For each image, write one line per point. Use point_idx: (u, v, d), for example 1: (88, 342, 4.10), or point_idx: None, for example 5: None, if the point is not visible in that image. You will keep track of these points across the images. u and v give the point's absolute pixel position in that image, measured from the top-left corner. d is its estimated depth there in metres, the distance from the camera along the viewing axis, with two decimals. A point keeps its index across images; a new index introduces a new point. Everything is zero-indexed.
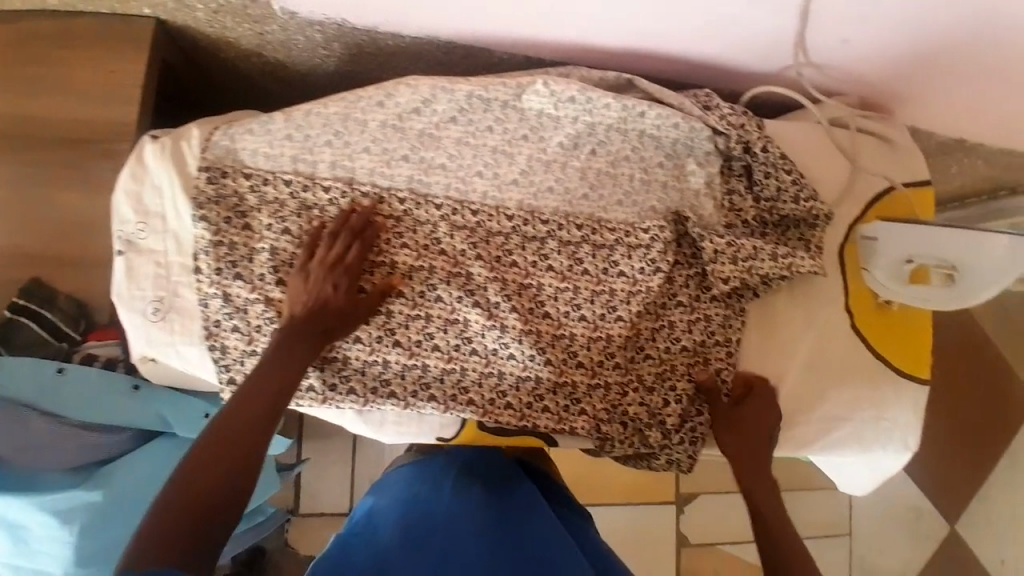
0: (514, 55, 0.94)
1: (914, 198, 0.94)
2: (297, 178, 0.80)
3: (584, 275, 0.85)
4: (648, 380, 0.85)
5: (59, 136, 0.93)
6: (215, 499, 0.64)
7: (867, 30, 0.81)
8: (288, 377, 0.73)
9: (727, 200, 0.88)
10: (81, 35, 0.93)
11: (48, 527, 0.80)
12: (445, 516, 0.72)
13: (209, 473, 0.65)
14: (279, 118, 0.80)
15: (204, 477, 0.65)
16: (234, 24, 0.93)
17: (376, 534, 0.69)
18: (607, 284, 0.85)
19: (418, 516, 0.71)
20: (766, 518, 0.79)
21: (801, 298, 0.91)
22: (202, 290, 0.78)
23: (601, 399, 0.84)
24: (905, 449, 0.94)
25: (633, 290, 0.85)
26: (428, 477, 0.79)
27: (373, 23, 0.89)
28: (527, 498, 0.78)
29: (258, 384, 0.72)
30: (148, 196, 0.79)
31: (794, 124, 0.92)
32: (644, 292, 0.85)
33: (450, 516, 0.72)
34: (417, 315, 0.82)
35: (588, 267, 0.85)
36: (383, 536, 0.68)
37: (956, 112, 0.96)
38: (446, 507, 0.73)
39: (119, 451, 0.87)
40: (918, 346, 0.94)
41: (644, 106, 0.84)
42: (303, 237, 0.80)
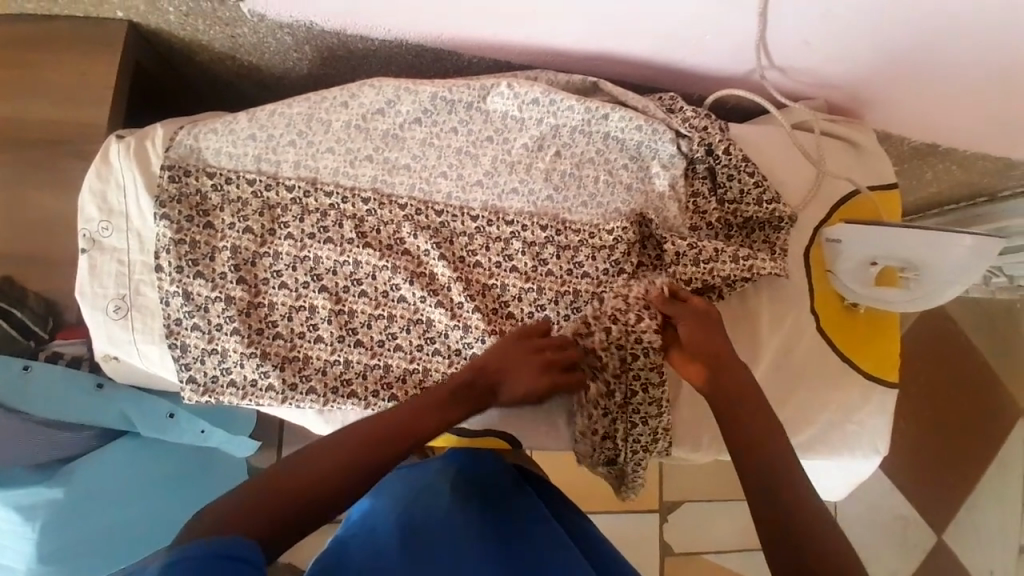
0: (482, 57, 0.95)
1: (880, 201, 0.95)
2: (260, 177, 0.81)
3: (549, 277, 0.85)
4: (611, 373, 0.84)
5: (29, 135, 0.94)
6: (299, 500, 0.59)
7: (825, 34, 0.82)
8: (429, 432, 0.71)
9: (691, 202, 0.88)
10: (55, 36, 0.94)
11: (12, 523, 0.82)
12: (443, 515, 0.71)
13: (305, 475, 0.61)
14: (243, 118, 0.81)
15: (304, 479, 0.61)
16: (205, 27, 0.94)
17: (374, 530, 0.67)
18: (575, 284, 0.86)
19: (416, 514, 0.70)
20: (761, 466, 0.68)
21: (769, 299, 0.90)
22: (163, 288, 0.78)
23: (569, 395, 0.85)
24: (875, 454, 0.93)
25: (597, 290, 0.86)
26: (422, 477, 0.78)
27: (341, 26, 0.90)
28: (523, 502, 0.78)
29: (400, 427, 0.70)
30: (113, 195, 0.79)
31: (759, 127, 0.93)
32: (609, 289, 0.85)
33: (448, 516, 0.71)
34: (380, 314, 0.82)
35: (555, 268, 0.86)
36: (382, 533, 0.67)
37: (921, 116, 0.97)
38: (443, 508, 0.72)
39: (84, 449, 0.88)
40: (886, 348, 0.94)
41: (607, 108, 0.85)
42: (264, 236, 0.81)
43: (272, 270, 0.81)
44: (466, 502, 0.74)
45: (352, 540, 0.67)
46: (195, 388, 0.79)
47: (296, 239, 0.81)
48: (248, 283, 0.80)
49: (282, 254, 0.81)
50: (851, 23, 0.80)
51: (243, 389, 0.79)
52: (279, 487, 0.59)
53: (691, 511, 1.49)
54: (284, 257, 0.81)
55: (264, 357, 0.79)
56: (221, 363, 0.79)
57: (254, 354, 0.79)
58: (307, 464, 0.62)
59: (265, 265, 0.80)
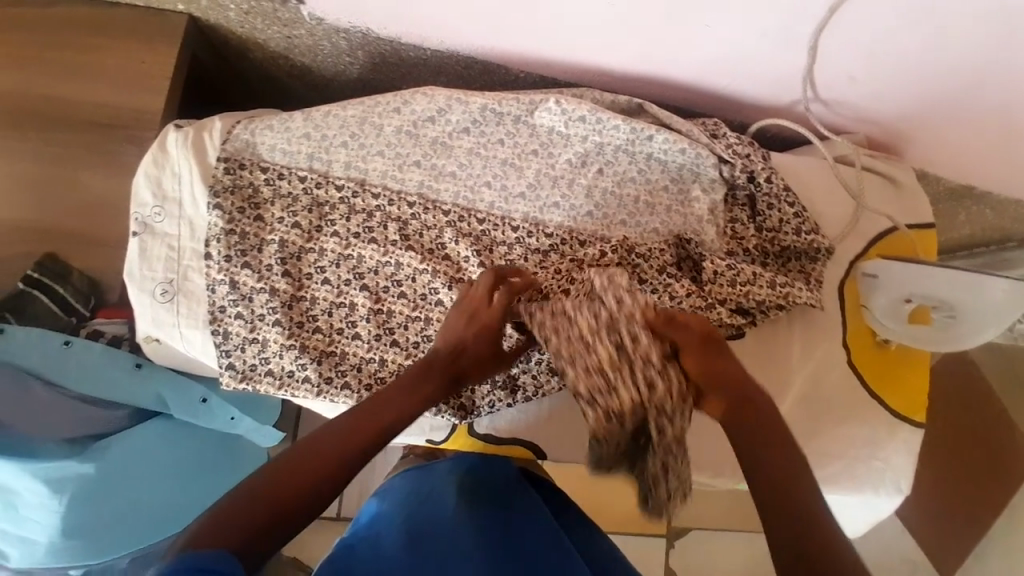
0: (529, 73, 0.98)
1: (917, 239, 0.95)
2: (311, 175, 0.83)
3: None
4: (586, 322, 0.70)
5: (87, 118, 0.97)
6: (295, 493, 0.59)
7: (873, 71, 0.83)
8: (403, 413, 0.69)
9: (729, 227, 0.89)
10: (119, 24, 0.98)
11: (37, 494, 0.83)
12: (450, 524, 0.71)
13: (286, 483, 0.59)
14: (298, 117, 0.83)
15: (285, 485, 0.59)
16: (264, 26, 0.97)
17: (380, 532, 0.69)
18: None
19: (422, 521, 0.71)
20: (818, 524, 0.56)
21: (801, 330, 0.91)
22: (211, 276, 0.80)
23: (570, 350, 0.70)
24: (897, 492, 0.93)
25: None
26: (428, 481, 0.79)
27: (396, 34, 0.93)
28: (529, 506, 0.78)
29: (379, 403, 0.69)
30: (167, 181, 0.82)
31: (800, 158, 0.94)
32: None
33: (455, 525, 0.70)
34: (417, 316, 0.83)
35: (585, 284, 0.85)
36: (387, 538, 0.68)
37: (961, 159, 0.97)
38: (452, 516, 0.72)
39: (115, 427, 0.90)
40: (915, 388, 0.94)
41: (652, 129, 0.87)
42: (310, 232, 0.82)
43: (316, 265, 0.82)
44: (471, 505, 0.75)
45: (360, 542, 0.68)
46: (233, 374, 0.80)
47: (341, 237, 0.83)
48: (292, 277, 0.81)
49: (327, 251, 0.83)
50: (898, 64, 0.81)
51: (279, 380, 0.81)
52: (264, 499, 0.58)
53: (699, 538, 1.47)
54: (328, 254, 0.83)
55: (302, 349, 0.81)
56: (261, 352, 0.81)
57: (293, 346, 0.80)
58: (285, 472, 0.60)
59: (309, 260, 0.82)
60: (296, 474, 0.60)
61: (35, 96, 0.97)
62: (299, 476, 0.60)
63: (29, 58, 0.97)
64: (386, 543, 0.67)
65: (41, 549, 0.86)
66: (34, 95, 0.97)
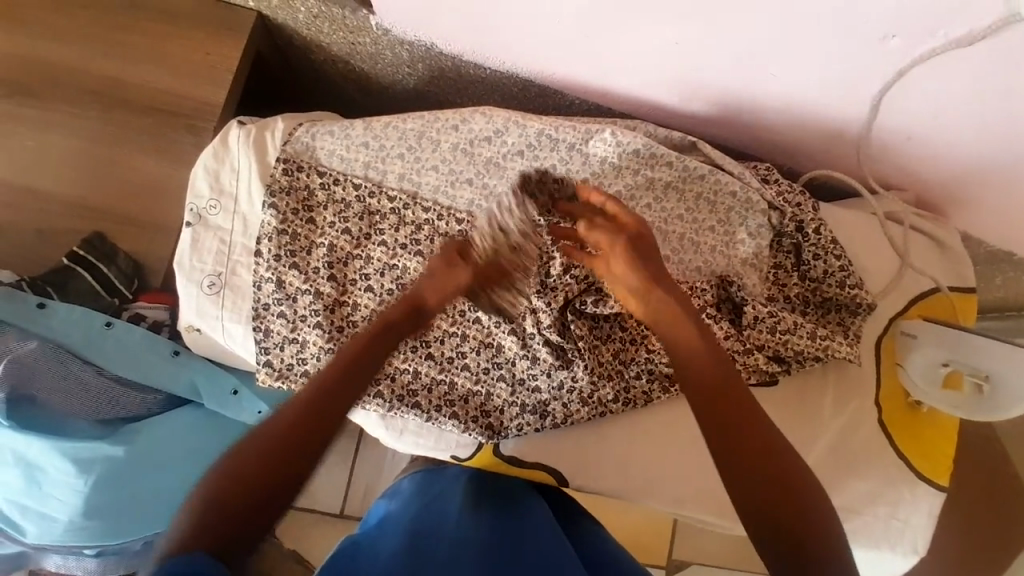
0: (584, 100, 0.99)
1: (957, 302, 0.94)
2: (365, 184, 0.84)
3: (610, 326, 0.86)
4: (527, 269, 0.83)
5: (147, 103, 0.98)
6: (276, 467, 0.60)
7: (931, 131, 0.83)
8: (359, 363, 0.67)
9: (772, 273, 0.89)
10: (190, 13, 1.00)
11: (63, 472, 0.85)
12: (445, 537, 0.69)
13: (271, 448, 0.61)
14: (359, 125, 0.85)
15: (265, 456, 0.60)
16: (330, 31, 0.99)
17: (377, 537, 0.70)
18: (636, 341, 0.86)
19: (422, 530, 0.70)
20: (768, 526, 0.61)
21: (835, 383, 0.90)
22: (259, 273, 0.82)
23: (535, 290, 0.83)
24: (912, 554, 0.91)
25: (651, 369, 0.86)
26: (433, 491, 0.80)
27: (459, 50, 0.95)
28: (534, 523, 0.75)
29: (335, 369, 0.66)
30: (225, 175, 0.83)
31: (846, 210, 0.94)
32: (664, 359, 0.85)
33: (450, 538, 0.68)
34: (454, 332, 0.85)
35: (622, 318, 0.86)
36: (383, 543, 0.68)
37: (1009, 226, 0.96)
38: (449, 530, 0.70)
39: (148, 411, 0.91)
40: (941, 452, 0.92)
41: (706, 168, 0.88)
42: (359, 239, 0.84)
43: (361, 272, 0.83)
44: (472, 516, 0.74)
45: (365, 542, 0.69)
46: (270, 372, 0.82)
47: (388, 247, 0.84)
48: (338, 281, 0.83)
49: (373, 258, 0.84)
50: (955, 127, 0.81)
51: None
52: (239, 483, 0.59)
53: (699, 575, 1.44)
54: (374, 262, 0.84)
55: None
56: (299, 353, 0.82)
57: (332, 349, 0.81)
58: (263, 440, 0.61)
59: (355, 267, 0.83)
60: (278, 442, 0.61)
61: (101, 76, 0.99)
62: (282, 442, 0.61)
63: (99, 40, 0.99)
64: (386, 542, 0.67)
65: (62, 527, 0.87)
66: (98, 76, 0.99)
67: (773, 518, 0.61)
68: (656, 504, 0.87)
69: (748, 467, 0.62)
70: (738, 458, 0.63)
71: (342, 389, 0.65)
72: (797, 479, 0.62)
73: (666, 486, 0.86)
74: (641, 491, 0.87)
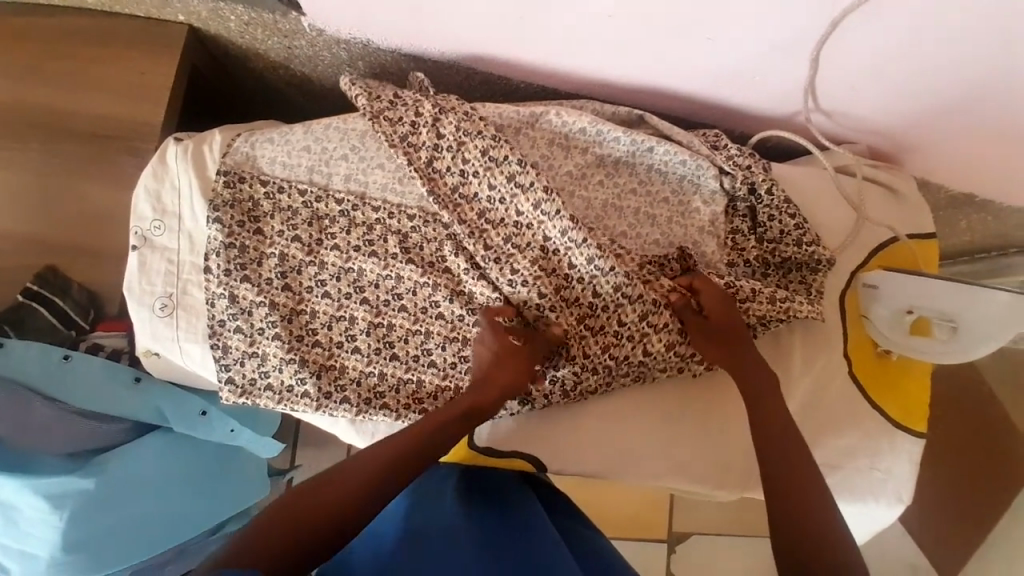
0: (529, 84, 0.98)
1: (919, 251, 0.94)
2: (311, 189, 0.82)
3: (606, 316, 0.82)
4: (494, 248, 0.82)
5: (84, 129, 0.96)
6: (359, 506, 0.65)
7: (874, 79, 0.83)
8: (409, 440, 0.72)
9: (730, 238, 0.89)
10: (119, 33, 0.97)
11: (42, 512, 0.83)
12: (443, 533, 0.70)
13: (363, 477, 0.67)
14: (299, 130, 0.84)
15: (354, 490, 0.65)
16: (264, 36, 0.97)
17: (380, 532, 0.72)
18: (636, 338, 0.82)
19: (420, 526, 0.72)
20: (785, 534, 0.65)
21: (803, 342, 0.90)
22: (210, 289, 0.80)
23: (508, 271, 0.81)
24: (898, 505, 0.92)
25: (643, 365, 0.83)
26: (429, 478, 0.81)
27: (396, 45, 0.94)
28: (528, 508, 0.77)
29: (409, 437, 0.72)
30: (167, 195, 0.82)
31: (800, 169, 0.94)
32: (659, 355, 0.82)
33: (447, 534, 0.70)
34: (417, 330, 0.83)
35: (621, 314, 0.82)
36: (386, 538, 0.70)
37: (963, 166, 0.97)
38: (446, 524, 0.72)
39: (117, 442, 0.91)
40: (916, 399, 0.92)
41: (653, 141, 0.87)
42: (311, 245, 0.82)
43: (316, 279, 0.82)
44: (470, 514, 0.75)
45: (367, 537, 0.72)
46: (233, 389, 0.80)
47: (341, 250, 0.82)
48: (292, 291, 0.81)
49: (327, 264, 0.82)
50: (897, 69, 0.80)
51: (279, 394, 0.81)
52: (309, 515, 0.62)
53: (700, 544, 1.45)
54: (329, 267, 0.82)
55: (302, 363, 0.80)
56: (260, 366, 0.81)
57: (293, 360, 0.80)
58: (348, 473, 0.67)
59: (309, 274, 0.82)
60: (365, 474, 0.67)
61: (36, 107, 0.96)
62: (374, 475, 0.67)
63: (29, 70, 0.97)
64: (383, 538, 0.70)
65: (43, 564, 0.85)
66: (31, 106, 0.96)
67: (782, 518, 0.66)
68: (638, 480, 0.87)
69: (774, 486, 0.69)
70: (779, 474, 0.70)
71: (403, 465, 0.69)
72: (797, 472, 0.70)
73: (646, 462, 0.86)
74: (621, 470, 0.87)
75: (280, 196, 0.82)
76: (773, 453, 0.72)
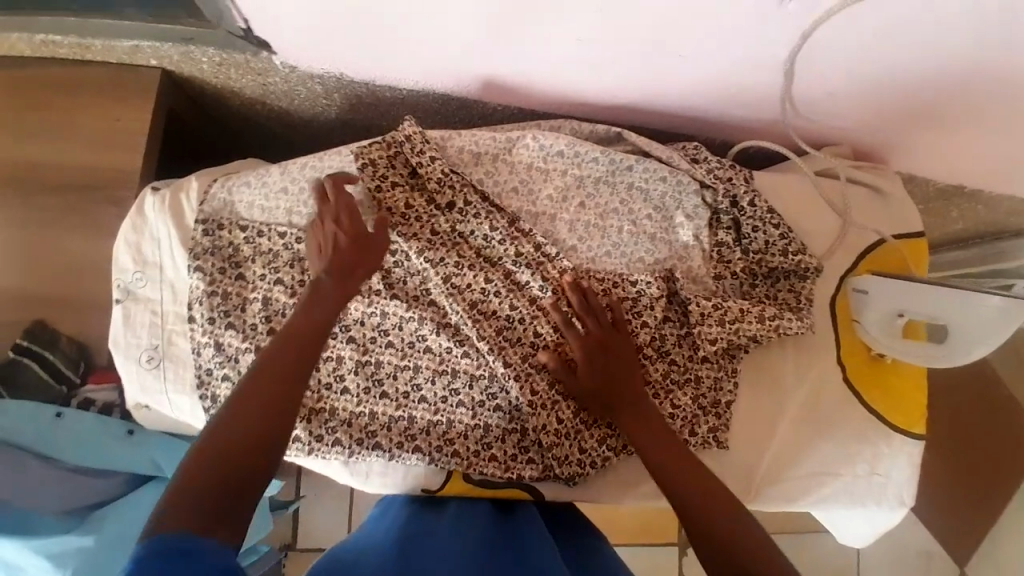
0: (507, 106, 0.97)
1: (907, 250, 0.93)
2: (291, 231, 0.81)
3: None
4: (483, 303, 0.83)
5: (65, 182, 0.96)
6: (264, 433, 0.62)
7: (850, 79, 0.82)
8: (271, 375, 0.65)
9: (716, 251, 0.88)
10: (93, 83, 0.97)
11: (43, 571, 0.83)
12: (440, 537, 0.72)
13: (250, 409, 0.62)
14: (275, 172, 0.83)
15: (254, 436, 0.61)
16: (238, 76, 0.97)
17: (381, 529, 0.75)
18: None
19: (418, 529, 0.74)
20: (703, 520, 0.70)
21: (796, 353, 0.90)
22: (195, 338, 0.79)
23: (502, 325, 0.83)
24: (901, 509, 0.91)
25: None
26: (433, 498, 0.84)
27: (370, 77, 0.93)
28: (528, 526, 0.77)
29: (262, 378, 0.64)
30: (148, 247, 0.82)
31: (782, 176, 0.93)
32: None
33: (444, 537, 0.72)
34: (405, 365, 0.83)
35: None
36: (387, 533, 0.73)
37: (949, 159, 0.96)
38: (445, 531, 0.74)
39: (115, 495, 0.91)
40: (912, 400, 0.92)
41: (631, 160, 0.87)
42: (294, 287, 0.80)
43: None
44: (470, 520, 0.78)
45: (372, 531, 0.75)
46: None
47: None
48: (278, 335, 0.80)
49: None
50: (874, 66, 0.79)
51: None
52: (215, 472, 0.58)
53: None
54: None
55: None
56: None
57: None
58: (239, 421, 0.62)
59: (294, 316, 0.81)
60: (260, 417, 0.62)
61: (15, 162, 0.96)
62: (270, 415, 0.63)
63: (5, 126, 0.97)
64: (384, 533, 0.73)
65: None
66: (10, 162, 0.96)
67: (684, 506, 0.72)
68: (635, 499, 0.87)
69: (675, 474, 0.74)
70: (686, 483, 0.73)
71: (271, 401, 0.63)
72: (698, 475, 0.74)
73: (644, 481, 0.87)
74: (621, 491, 0.86)
75: (262, 241, 0.82)
76: (664, 457, 0.75)
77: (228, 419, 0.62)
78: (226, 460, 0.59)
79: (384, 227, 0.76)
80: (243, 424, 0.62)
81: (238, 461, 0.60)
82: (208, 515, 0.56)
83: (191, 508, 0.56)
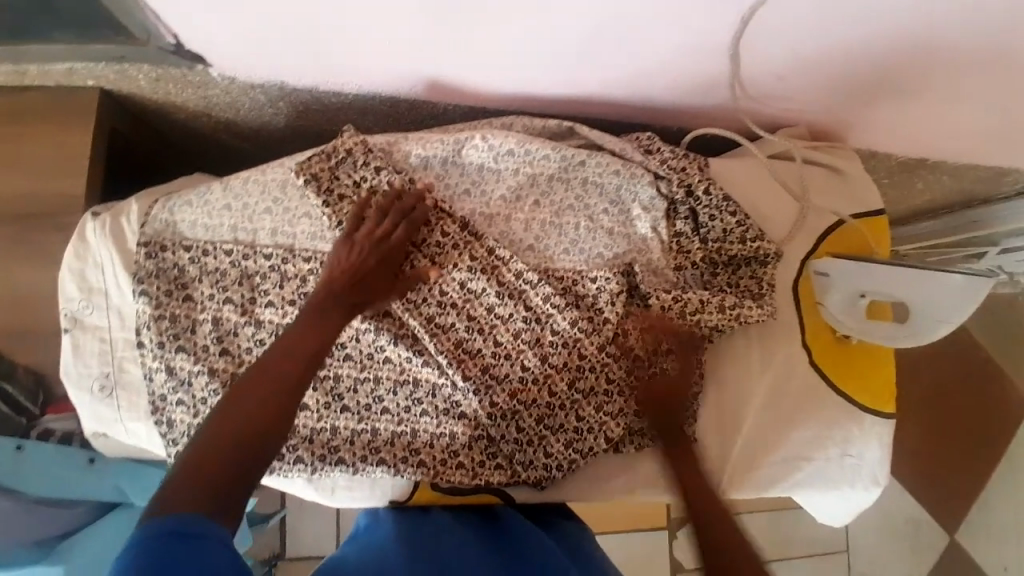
0: (456, 105, 0.95)
1: (867, 228, 0.93)
2: (237, 247, 0.80)
3: (564, 373, 0.83)
4: (438, 314, 0.82)
5: (8, 212, 0.93)
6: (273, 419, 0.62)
7: (799, 59, 0.80)
8: (285, 365, 0.65)
9: (675, 242, 0.87)
10: (29, 108, 0.94)
11: None
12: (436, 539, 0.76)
13: (262, 395, 0.62)
14: (217, 188, 0.81)
15: (247, 423, 0.60)
16: (177, 89, 0.94)
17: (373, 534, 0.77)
18: (590, 393, 0.83)
19: (415, 532, 0.77)
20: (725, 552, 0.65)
21: (760, 339, 0.90)
22: (147, 363, 0.78)
23: (462, 333, 0.82)
24: (875, 487, 0.91)
25: (602, 418, 0.83)
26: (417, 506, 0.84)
27: (311, 83, 0.90)
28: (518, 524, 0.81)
29: (276, 363, 0.65)
30: (91, 273, 0.80)
31: (739, 161, 0.92)
32: (614, 406, 0.83)
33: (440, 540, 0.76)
34: (365, 378, 0.82)
35: (574, 367, 0.83)
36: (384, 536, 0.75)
37: (904, 132, 0.95)
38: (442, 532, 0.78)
39: (80, 525, 0.91)
40: (879, 379, 0.92)
41: (583, 154, 0.85)
42: (245, 305, 0.79)
43: (254, 339, 0.79)
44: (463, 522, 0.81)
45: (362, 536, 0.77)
46: None
47: (277, 306, 0.80)
48: (231, 355, 0.79)
49: (264, 323, 0.79)
50: (819, 46, 0.78)
51: None
52: (207, 465, 0.57)
53: None
54: (266, 326, 0.79)
55: None
56: None
57: None
58: (253, 404, 0.61)
59: (247, 335, 0.79)
60: (249, 413, 0.61)
61: None
62: (263, 407, 0.61)
63: None
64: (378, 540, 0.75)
65: None
66: None
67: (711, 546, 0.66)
68: (608, 496, 0.87)
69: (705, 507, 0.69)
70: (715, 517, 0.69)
71: (281, 392, 0.63)
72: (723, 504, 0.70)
73: (616, 477, 0.87)
74: (593, 488, 0.86)
75: (208, 260, 0.80)
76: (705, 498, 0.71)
77: (241, 400, 0.62)
78: (234, 442, 0.59)
79: (367, 244, 0.77)
80: (235, 415, 0.60)
81: (247, 444, 0.59)
82: (207, 497, 0.55)
83: (188, 495, 0.54)
